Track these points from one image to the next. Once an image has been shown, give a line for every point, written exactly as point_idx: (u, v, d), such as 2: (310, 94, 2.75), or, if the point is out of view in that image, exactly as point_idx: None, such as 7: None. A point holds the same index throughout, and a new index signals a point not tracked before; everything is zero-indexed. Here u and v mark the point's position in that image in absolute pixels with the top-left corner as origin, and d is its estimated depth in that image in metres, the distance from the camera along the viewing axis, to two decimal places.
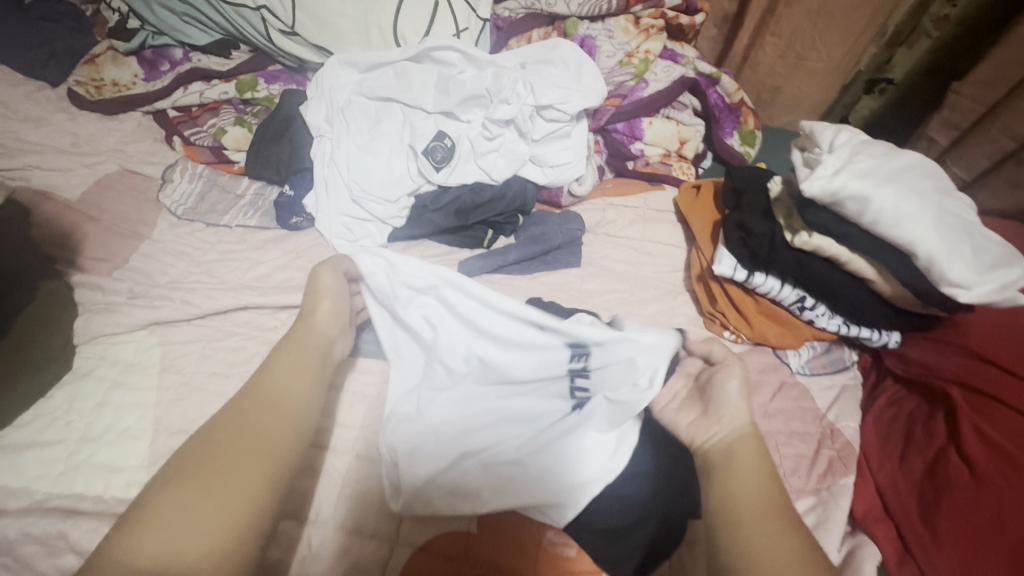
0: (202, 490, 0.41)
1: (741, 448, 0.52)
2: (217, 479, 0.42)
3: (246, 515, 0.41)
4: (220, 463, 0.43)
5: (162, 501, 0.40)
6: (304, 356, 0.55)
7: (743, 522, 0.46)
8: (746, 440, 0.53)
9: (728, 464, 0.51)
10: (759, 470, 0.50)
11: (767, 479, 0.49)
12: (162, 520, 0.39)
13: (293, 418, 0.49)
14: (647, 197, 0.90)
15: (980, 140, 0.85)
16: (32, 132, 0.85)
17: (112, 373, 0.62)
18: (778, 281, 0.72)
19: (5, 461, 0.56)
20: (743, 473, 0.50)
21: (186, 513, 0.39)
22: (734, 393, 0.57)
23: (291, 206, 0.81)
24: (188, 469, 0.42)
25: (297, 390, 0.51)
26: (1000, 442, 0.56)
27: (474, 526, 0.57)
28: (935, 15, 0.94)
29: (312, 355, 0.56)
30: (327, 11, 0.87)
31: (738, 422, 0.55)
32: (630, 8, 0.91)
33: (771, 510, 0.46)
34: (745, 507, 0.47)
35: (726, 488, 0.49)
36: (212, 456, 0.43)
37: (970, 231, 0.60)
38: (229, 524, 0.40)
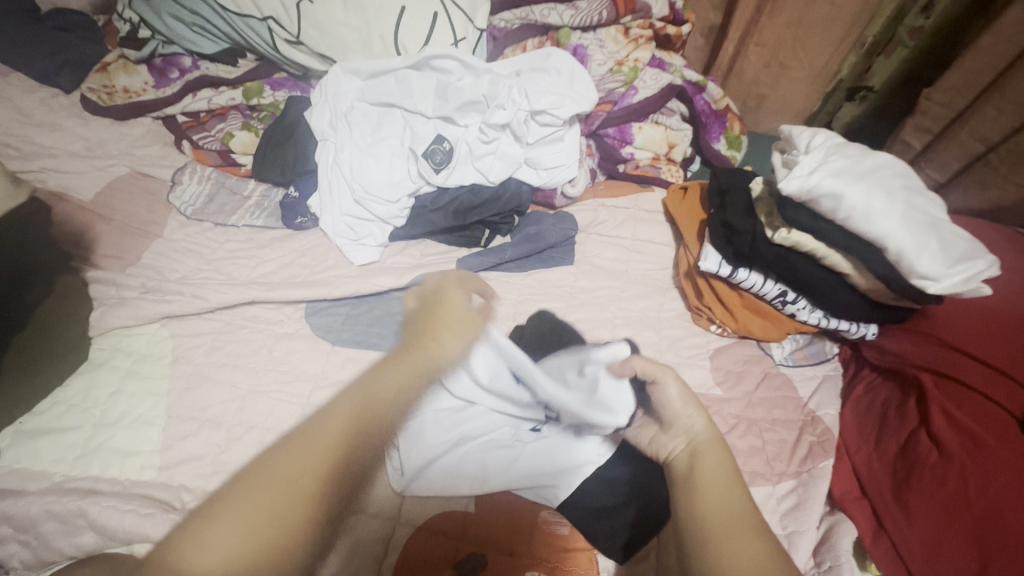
0: (233, 517, 0.38)
1: (704, 462, 0.52)
2: (257, 511, 0.38)
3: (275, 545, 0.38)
4: (258, 485, 0.40)
5: (228, 499, 0.39)
6: (397, 375, 0.50)
7: (714, 540, 0.46)
8: (708, 452, 0.53)
9: (694, 479, 0.52)
10: (725, 481, 0.51)
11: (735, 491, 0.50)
12: (218, 520, 0.38)
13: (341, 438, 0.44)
14: (637, 198, 0.94)
15: (950, 143, 0.89)
16: (47, 137, 0.88)
17: (126, 363, 0.66)
18: (760, 276, 0.76)
19: (25, 445, 0.59)
20: (708, 487, 0.50)
21: (238, 517, 0.38)
22: (677, 405, 0.57)
23: (296, 207, 0.85)
24: (239, 492, 0.40)
25: (388, 392, 0.48)
26: (965, 423, 0.60)
27: (472, 506, 0.61)
28: (910, 26, 0.98)
29: (409, 379, 0.51)
30: (331, 21, 0.91)
31: (696, 433, 0.56)
32: (620, 19, 0.96)
33: (740, 522, 0.47)
34: (714, 524, 0.47)
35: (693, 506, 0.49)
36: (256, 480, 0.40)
37: (939, 227, 0.64)
38: (264, 539, 0.37)
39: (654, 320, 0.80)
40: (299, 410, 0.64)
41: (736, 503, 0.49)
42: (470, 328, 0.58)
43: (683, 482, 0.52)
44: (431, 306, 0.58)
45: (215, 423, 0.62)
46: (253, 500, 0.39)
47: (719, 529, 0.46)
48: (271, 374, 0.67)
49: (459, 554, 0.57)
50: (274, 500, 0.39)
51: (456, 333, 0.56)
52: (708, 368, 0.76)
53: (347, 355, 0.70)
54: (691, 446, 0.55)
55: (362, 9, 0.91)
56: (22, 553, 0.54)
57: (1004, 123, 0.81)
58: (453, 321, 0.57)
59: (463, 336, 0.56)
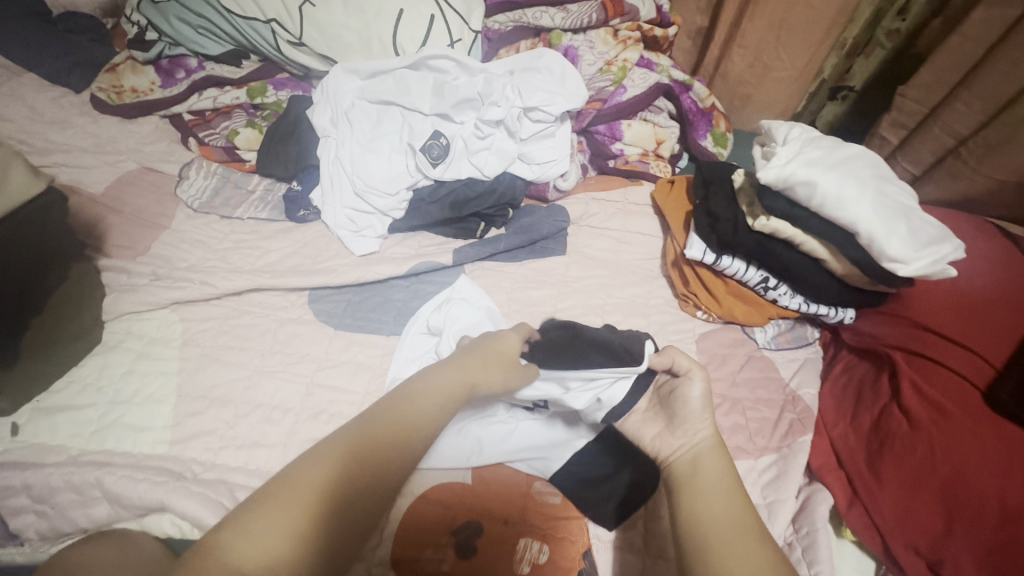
0: (277, 505, 0.44)
1: (706, 468, 0.54)
2: (301, 505, 0.44)
3: (314, 536, 0.44)
4: (300, 480, 0.46)
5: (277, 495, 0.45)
6: (436, 395, 0.56)
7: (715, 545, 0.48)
8: (710, 457, 0.55)
9: (696, 483, 0.54)
10: (726, 487, 0.53)
11: (736, 499, 0.52)
12: (266, 511, 0.43)
13: (375, 446, 0.50)
14: (627, 191, 0.98)
15: (924, 138, 0.93)
16: (59, 134, 0.92)
17: (138, 345, 0.69)
18: (743, 263, 0.80)
19: (42, 421, 0.62)
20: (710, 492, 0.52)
21: (282, 512, 0.44)
22: (695, 403, 0.59)
23: (299, 201, 0.89)
24: (281, 487, 0.46)
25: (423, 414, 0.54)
26: (932, 395, 0.64)
27: (469, 478, 0.64)
28: (887, 28, 1.02)
29: (448, 402, 0.56)
30: (332, 23, 0.95)
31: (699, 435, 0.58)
32: (609, 21, 1.00)
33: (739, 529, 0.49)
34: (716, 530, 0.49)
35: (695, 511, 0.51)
36: (298, 476, 0.47)
37: (907, 214, 0.68)
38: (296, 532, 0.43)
39: (642, 306, 0.83)
40: (304, 390, 0.68)
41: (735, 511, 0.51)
42: (518, 367, 0.61)
43: (683, 483, 0.54)
44: (484, 340, 0.63)
45: (222, 402, 0.65)
46: (293, 491, 0.45)
47: (722, 537, 0.49)
48: (276, 356, 0.70)
49: (457, 522, 0.60)
50: (311, 494, 0.45)
51: (503, 368, 0.60)
52: (694, 350, 0.80)
53: (348, 339, 0.74)
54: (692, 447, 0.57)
55: (362, 12, 0.95)
56: (38, 524, 0.57)
57: (973, 118, 0.86)
58: (501, 357, 0.61)
59: (510, 374, 0.60)
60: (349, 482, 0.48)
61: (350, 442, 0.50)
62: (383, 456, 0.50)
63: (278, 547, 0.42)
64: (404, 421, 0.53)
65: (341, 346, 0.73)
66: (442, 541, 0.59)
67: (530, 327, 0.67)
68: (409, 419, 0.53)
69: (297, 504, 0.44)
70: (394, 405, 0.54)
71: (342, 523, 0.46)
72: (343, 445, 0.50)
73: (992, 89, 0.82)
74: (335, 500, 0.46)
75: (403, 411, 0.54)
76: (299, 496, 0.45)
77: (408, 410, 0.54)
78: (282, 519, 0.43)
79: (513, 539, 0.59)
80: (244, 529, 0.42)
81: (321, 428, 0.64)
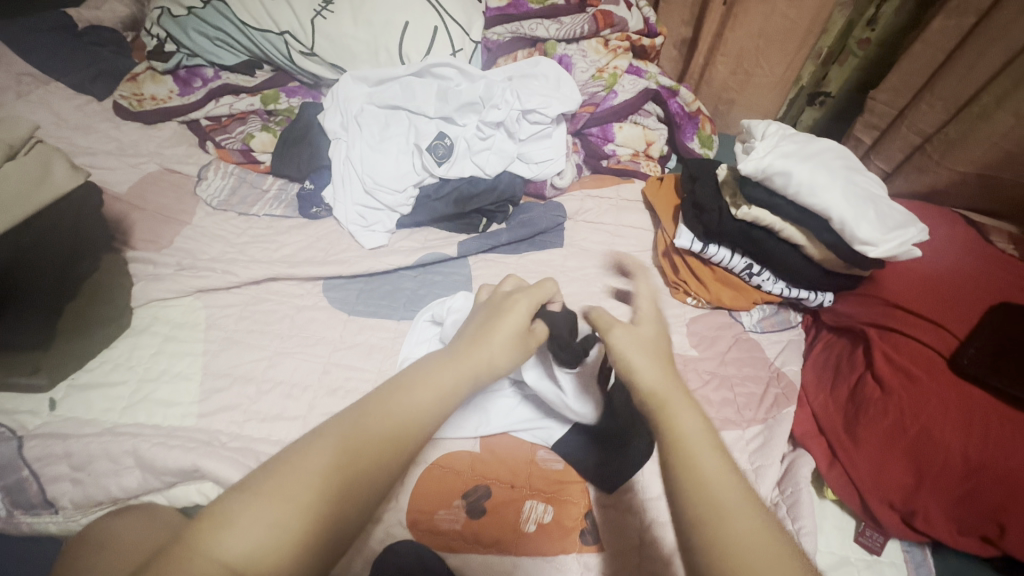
0: (269, 502, 0.40)
1: (681, 425, 0.44)
2: (294, 500, 0.40)
3: (304, 538, 0.40)
4: (291, 475, 0.42)
5: (269, 482, 0.41)
6: (442, 380, 0.51)
7: (714, 526, 0.38)
8: (682, 411, 0.45)
9: (676, 444, 0.43)
10: (710, 449, 0.43)
11: (729, 471, 0.42)
12: (258, 498, 0.40)
13: (374, 441, 0.45)
14: (619, 188, 1.05)
15: (894, 137, 1.00)
16: (83, 138, 0.97)
17: (165, 329, 0.74)
18: (728, 251, 0.85)
19: (79, 397, 0.66)
20: (695, 453, 0.42)
21: (273, 504, 0.40)
22: (633, 351, 0.50)
23: (313, 199, 0.94)
24: (278, 473, 0.42)
25: (429, 403, 0.49)
26: (900, 361, 0.70)
27: (478, 448, 0.69)
28: (858, 38, 1.10)
29: (455, 386, 0.51)
30: (342, 35, 1.01)
31: (661, 378, 0.48)
32: (600, 32, 1.08)
33: (745, 510, 0.39)
34: (711, 505, 0.40)
35: (681, 482, 0.41)
36: (289, 471, 0.42)
37: (874, 200, 0.74)
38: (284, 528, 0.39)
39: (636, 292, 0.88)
40: (320, 368, 0.72)
41: (731, 482, 0.41)
42: (528, 341, 0.57)
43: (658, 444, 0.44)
44: (492, 314, 0.58)
45: (245, 379, 0.70)
46: (286, 486, 0.41)
47: (718, 514, 0.39)
48: (295, 338, 0.75)
49: (467, 486, 0.65)
50: (306, 490, 0.41)
51: (511, 343, 0.55)
52: (685, 333, 0.84)
53: (362, 323, 0.79)
54: (653, 396, 0.47)
55: (371, 23, 1.01)
56: (72, 492, 0.60)
57: (935, 117, 0.93)
58: (507, 335, 0.55)
59: (518, 351, 0.56)
60: (349, 479, 0.43)
61: (346, 432, 0.45)
62: (384, 448, 0.45)
63: (265, 544, 0.38)
64: (402, 413, 0.47)
65: (355, 329, 0.78)
66: (454, 504, 0.63)
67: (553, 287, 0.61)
68: (408, 412, 0.48)
69: (290, 503, 0.40)
70: (392, 393, 0.49)
71: (341, 524, 0.42)
72: (339, 435, 0.45)
73: (953, 90, 0.89)
74: (335, 497, 0.42)
75: (403, 399, 0.48)
76: (290, 494, 0.41)
77: (407, 399, 0.49)
78: (276, 515, 0.40)
79: (519, 501, 0.64)
80: (234, 526, 0.39)
81: (339, 403, 0.69)
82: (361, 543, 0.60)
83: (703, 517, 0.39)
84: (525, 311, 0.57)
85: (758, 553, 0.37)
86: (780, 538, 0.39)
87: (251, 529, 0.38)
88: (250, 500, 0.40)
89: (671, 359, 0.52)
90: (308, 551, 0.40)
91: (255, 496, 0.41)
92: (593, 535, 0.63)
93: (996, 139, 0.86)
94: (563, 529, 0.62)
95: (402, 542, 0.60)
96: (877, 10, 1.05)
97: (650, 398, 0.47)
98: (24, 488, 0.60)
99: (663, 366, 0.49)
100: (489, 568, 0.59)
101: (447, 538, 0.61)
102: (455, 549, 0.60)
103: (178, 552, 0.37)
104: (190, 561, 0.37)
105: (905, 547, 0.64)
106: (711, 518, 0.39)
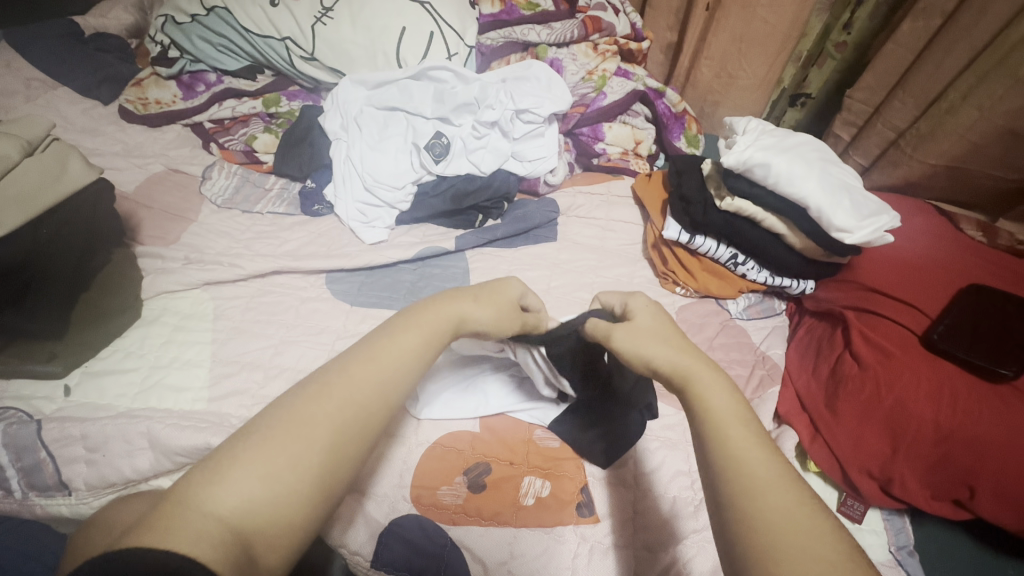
0: (264, 458, 0.41)
1: (711, 400, 0.46)
2: (292, 458, 0.41)
3: (307, 493, 0.41)
4: (284, 428, 0.43)
5: (264, 439, 0.42)
6: (419, 336, 0.52)
7: (751, 493, 0.41)
8: (712, 386, 0.47)
9: (708, 415, 0.46)
10: (738, 419, 0.45)
11: (761, 445, 0.44)
12: (253, 455, 0.41)
13: (363, 392, 0.47)
14: (610, 185, 1.08)
15: (871, 133, 1.06)
16: (91, 141, 1.01)
17: (174, 319, 0.77)
18: (714, 242, 0.89)
19: (92, 383, 0.69)
20: (728, 426, 0.45)
21: (272, 460, 0.41)
22: (639, 343, 0.53)
23: (314, 197, 0.98)
24: (271, 430, 0.43)
25: (408, 357, 0.50)
26: (876, 340, 0.74)
27: (478, 428, 0.72)
28: (835, 41, 1.16)
29: (434, 340, 0.53)
30: (342, 39, 1.05)
31: (679, 359, 0.50)
32: (589, 36, 1.12)
33: (776, 477, 0.41)
34: (745, 474, 0.42)
35: (713, 452, 0.44)
36: (281, 425, 0.43)
37: (849, 190, 0.79)
38: (285, 485, 0.40)
39: (627, 283, 0.91)
40: (324, 355, 0.74)
41: (763, 458, 0.43)
42: (510, 312, 0.58)
43: (691, 416, 0.47)
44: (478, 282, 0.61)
45: (252, 365, 0.73)
46: (284, 444, 0.42)
47: (753, 484, 0.41)
48: (299, 328, 0.78)
49: (467, 463, 0.68)
50: (308, 449, 0.42)
51: (495, 308, 0.57)
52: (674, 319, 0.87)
53: (364, 313, 0.81)
54: (678, 375, 0.50)
55: (369, 29, 1.05)
56: (86, 474, 0.63)
57: (910, 112, 0.98)
58: (494, 301, 0.58)
59: (499, 315, 0.57)
60: (350, 438, 0.45)
61: (337, 385, 0.46)
62: (377, 408, 0.47)
63: (263, 498, 0.39)
64: (389, 365, 0.49)
65: (356, 318, 0.80)
66: (456, 480, 0.66)
67: (534, 296, 0.65)
68: (394, 361, 0.49)
69: (290, 460, 0.41)
70: (376, 346, 0.50)
71: (338, 480, 0.44)
72: (334, 395, 0.46)
73: (922, 88, 0.95)
74: (333, 455, 0.43)
75: (389, 349, 0.50)
76: (289, 451, 0.42)
77: (391, 350, 0.50)
78: (275, 470, 0.41)
79: (519, 477, 0.68)
80: (227, 482, 0.39)
81: None
82: (367, 516, 0.63)
83: (742, 490, 0.41)
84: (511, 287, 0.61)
85: (792, 519, 0.39)
86: (814, 506, 0.40)
87: (248, 486, 0.39)
88: (240, 457, 0.41)
89: (687, 339, 0.54)
90: (311, 505, 0.41)
91: (250, 451, 0.41)
92: (589, 507, 0.65)
93: (963, 132, 0.91)
94: (561, 502, 0.65)
95: (406, 516, 0.63)
96: (851, 14, 1.11)
97: (676, 375, 0.50)
98: (40, 470, 0.63)
99: (685, 345, 0.52)
100: (490, 538, 0.62)
101: (452, 513, 0.64)
102: (459, 523, 0.63)
103: (166, 509, 0.37)
104: (181, 517, 0.36)
105: (886, 515, 0.68)
106: (745, 485, 0.41)
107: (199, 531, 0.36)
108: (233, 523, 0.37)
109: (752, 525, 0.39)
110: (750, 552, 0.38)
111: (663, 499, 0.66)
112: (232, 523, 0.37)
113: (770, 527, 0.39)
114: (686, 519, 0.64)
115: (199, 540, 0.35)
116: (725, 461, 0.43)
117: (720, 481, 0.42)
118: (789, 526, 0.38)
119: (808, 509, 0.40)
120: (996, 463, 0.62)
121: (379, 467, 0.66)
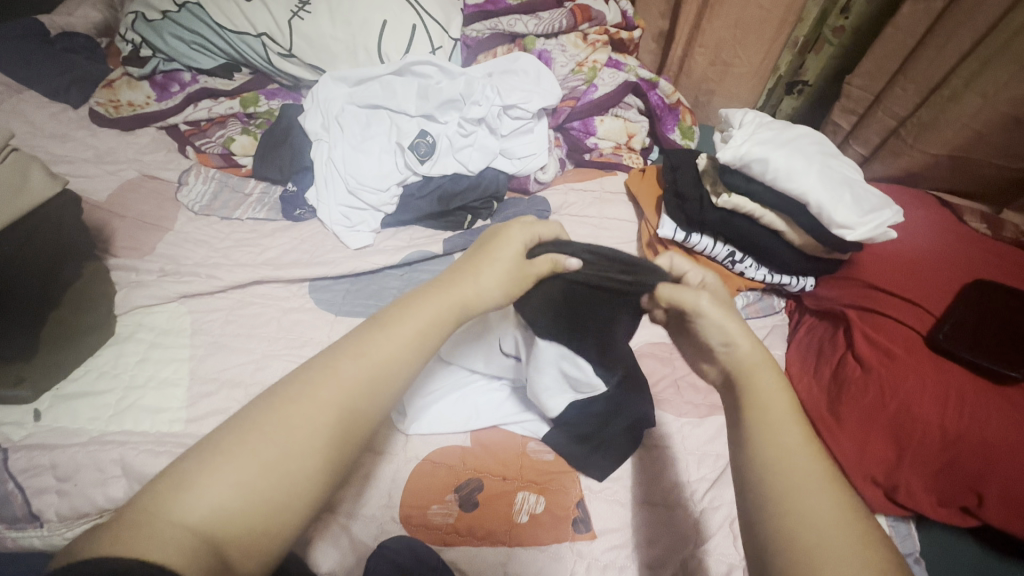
0: (241, 462, 0.38)
1: (767, 397, 0.45)
2: (271, 464, 0.38)
3: (285, 500, 0.38)
4: (261, 432, 0.40)
5: (239, 441, 0.39)
6: (412, 323, 0.47)
7: (783, 496, 0.39)
8: (771, 382, 0.46)
9: (759, 411, 0.44)
10: (790, 421, 0.43)
11: (809, 446, 0.42)
12: (226, 459, 0.38)
13: (349, 394, 0.43)
14: (602, 181, 1.05)
15: (871, 120, 1.02)
16: (60, 146, 0.97)
17: (150, 336, 0.73)
18: (711, 239, 0.86)
19: (63, 407, 0.66)
20: (779, 426, 0.43)
21: (248, 464, 0.38)
22: (720, 323, 0.48)
23: (295, 201, 0.94)
24: (250, 432, 0.40)
25: (396, 352, 0.46)
26: (879, 339, 0.72)
27: (469, 443, 0.69)
28: (832, 26, 1.11)
29: (432, 325, 0.48)
30: (320, 34, 1.01)
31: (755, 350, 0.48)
32: (578, 26, 1.08)
33: (817, 481, 0.39)
34: (781, 474, 0.40)
35: (752, 450, 0.42)
36: (262, 426, 0.40)
37: (851, 184, 0.75)
38: (261, 494, 0.37)
39: None
40: None
41: (806, 460, 0.41)
42: (521, 271, 0.53)
43: (735, 415, 0.46)
44: (483, 244, 0.55)
45: (233, 383, 0.70)
46: (262, 452, 0.39)
47: (789, 487, 0.39)
48: (282, 341, 0.75)
49: (459, 480, 0.66)
50: (288, 454, 0.39)
51: (500, 276, 0.52)
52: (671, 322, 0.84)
53: (349, 323, 0.78)
54: (743, 368, 0.47)
55: (349, 23, 1.01)
56: (58, 504, 0.60)
57: (910, 100, 0.95)
58: (500, 270, 0.52)
59: (511, 285, 0.52)
60: (335, 446, 0.41)
61: (322, 383, 0.43)
62: (368, 415, 0.44)
63: (238, 506, 0.36)
64: (378, 360, 0.45)
65: (338, 329, 0.77)
66: (448, 498, 0.64)
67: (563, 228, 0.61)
68: (385, 357, 0.45)
69: (267, 467, 0.38)
70: (363, 338, 0.46)
71: (320, 489, 0.41)
72: (317, 398, 0.42)
73: (924, 73, 0.91)
74: (316, 463, 0.40)
75: (377, 341, 0.46)
76: (267, 457, 0.39)
77: (382, 342, 0.46)
78: (251, 477, 0.38)
79: (511, 493, 0.65)
80: (202, 485, 0.36)
81: None
82: (355, 539, 0.61)
83: (777, 491, 0.39)
84: (520, 242, 0.54)
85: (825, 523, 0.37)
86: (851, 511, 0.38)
87: (221, 491, 0.36)
88: (216, 457, 0.38)
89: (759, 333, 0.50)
90: (291, 515, 0.39)
91: (224, 454, 0.38)
92: (586, 523, 0.63)
93: (965, 120, 0.88)
94: (556, 518, 0.63)
95: (394, 538, 0.60)
96: None
97: (737, 369, 0.48)
98: (9, 502, 0.60)
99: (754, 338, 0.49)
100: (482, 558, 0.60)
101: (444, 532, 0.61)
102: (450, 543, 0.60)
103: (135, 513, 0.35)
104: (146, 524, 0.34)
105: (890, 521, 0.66)
106: (779, 488, 0.39)
107: (164, 540, 0.33)
108: (204, 530, 0.35)
109: (785, 522, 0.38)
110: (779, 551, 0.37)
111: (661, 512, 0.64)
112: (202, 530, 0.35)
113: (807, 526, 0.37)
114: (685, 533, 0.62)
115: (166, 548, 0.32)
116: (762, 460, 0.41)
117: (755, 479, 0.41)
118: (822, 532, 0.36)
119: (847, 519, 0.37)
120: (1002, 463, 0.60)
121: (366, 484, 0.65)
